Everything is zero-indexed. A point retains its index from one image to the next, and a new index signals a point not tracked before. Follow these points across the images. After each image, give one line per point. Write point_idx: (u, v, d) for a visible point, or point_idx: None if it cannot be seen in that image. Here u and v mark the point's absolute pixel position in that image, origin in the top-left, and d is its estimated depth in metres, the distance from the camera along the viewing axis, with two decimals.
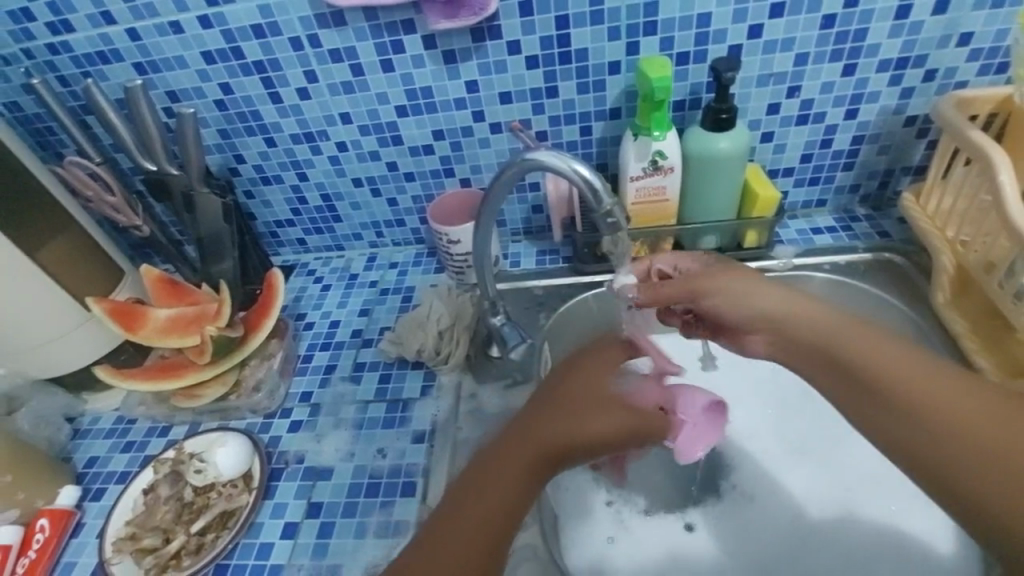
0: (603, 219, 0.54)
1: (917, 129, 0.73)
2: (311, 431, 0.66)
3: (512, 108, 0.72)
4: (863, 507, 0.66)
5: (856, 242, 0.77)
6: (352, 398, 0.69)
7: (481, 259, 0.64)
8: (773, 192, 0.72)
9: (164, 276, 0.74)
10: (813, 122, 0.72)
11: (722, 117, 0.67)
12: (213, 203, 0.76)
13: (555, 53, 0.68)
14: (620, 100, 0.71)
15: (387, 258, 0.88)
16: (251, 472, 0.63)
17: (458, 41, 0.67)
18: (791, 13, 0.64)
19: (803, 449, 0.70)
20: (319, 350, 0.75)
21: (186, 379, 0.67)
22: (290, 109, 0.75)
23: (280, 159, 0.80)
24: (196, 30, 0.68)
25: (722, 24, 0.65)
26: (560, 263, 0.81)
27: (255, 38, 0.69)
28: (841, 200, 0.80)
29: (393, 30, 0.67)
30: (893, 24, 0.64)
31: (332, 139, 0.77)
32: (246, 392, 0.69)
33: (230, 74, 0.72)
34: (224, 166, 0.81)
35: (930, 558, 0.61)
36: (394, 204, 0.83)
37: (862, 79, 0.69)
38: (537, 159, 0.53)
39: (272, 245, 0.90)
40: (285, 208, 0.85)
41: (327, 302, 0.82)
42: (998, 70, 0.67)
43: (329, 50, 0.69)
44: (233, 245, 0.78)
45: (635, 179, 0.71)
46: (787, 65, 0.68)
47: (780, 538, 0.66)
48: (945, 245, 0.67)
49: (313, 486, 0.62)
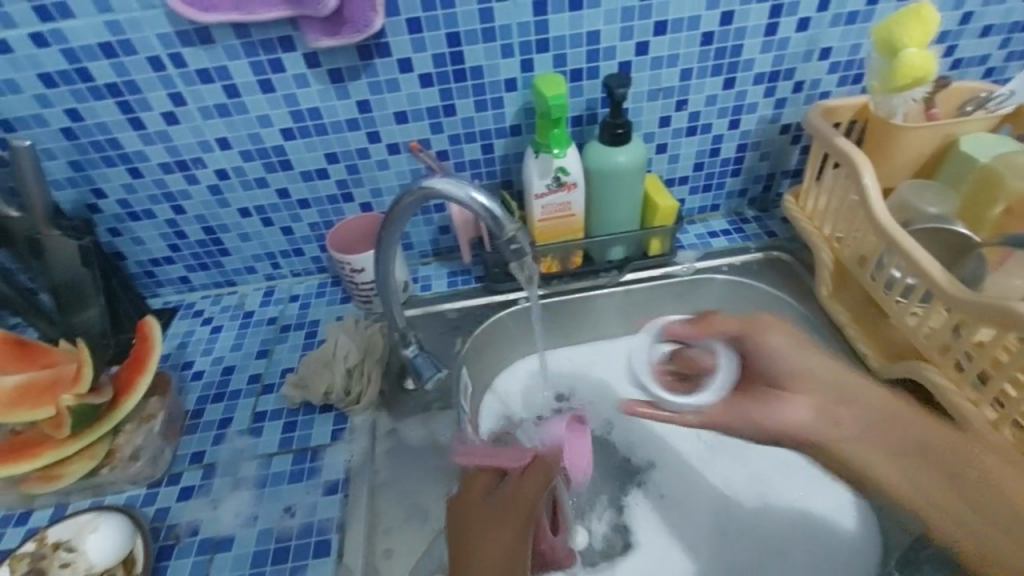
0: (506, 245, 0.52)
1: (791, 136, 0.78)
2: (206, 497, 0.59)
3: (409, 127, 0.69)
4: (774, 495, 0.69)
5: (748, 243, 0.82)
6: (252, 453, 0.62)
7: (385, 289, 0.60)
8: (671, 202, 0.74)
9: (10, 336, 0.63)
10: (701, 133, 0.76)
11: (619, 132, 0.68)
12: (68, 247, 0.65)
13: (448, 70, 0.65)
14: (518, 117, 0.70)
15: (286, 290, 0.81)
16: (133, 555, 0.54)
17: (343, 58, 0.63)
18: (673, 30, 0.66)
19: (715, 444, 0.73)
20: (211, 403, 0.67)
21: (41, 458, 0.57)
22: (155, 135, 0.66)
23: (149, 191, 0.71)
24: (29, 49, 0.59)
25: (611, 41, 0.66)
26: (472, 283, 0.78)
27: (104, 58, 0.60)
28: (732, 204, 0.85)
29: (269, 48, 0.61)
30: (764, 41, 0.69)
31: (210, 166, 0.70)
32: (122, 463, 0.60)
33: (77, 98, 0.63)
34: (80, 202, 0.71)
35: (836, 535, 0.65)
36: (289, 232, 0.77)
37: (741, 92, 0.73)
38: (432, 186, 0.51)
39: (149, 285, 0.80)
40: (161, 245, 0.76)
41: (218, 345, 0.74)
42: (855, 81, 0.74)
43: (196, 70, 0.62)
44: (99, 291, 0.69)
45: (540, 196, 0.70)
46: (674, 80, 0.70)
47: (704, 535, 0.67)
48: (824, 242, 0.72)
49: (210, 560, 0.55)
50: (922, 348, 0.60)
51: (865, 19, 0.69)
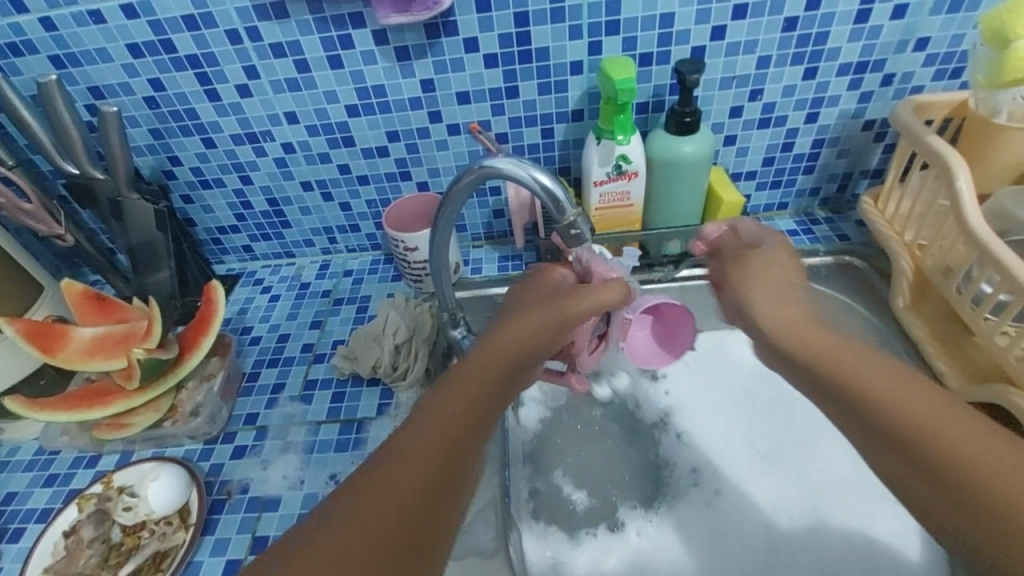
0: (565, 231, 0.51)
1: (875, 133, 0.73)
2: (257, 457, 0.62)
3: (470, 108, 0.69)
4: (831, 513, 0.65)
5: (817, 245, 0.77)
6: (302, 419, 0.64)
7: (438, 268, 0.60)
8: (737, 197, 0.70)
9: (89, 290, 0.67)
10: (775, 126, 0.72)
11: (687, 121, 0.65)
12: (144, 211, 0.69)
13: (514, 52, 0.64)
14: (582, 101, 0.68)
15: (341, 265, 0.83)
16: (188, 506, 0.57)
17: (411, 36, 0.63)
18: (754, 15, 0.62)
19: (768, 456, 0.69)
20: (266, 367, 0.70)
21: (111, 407, 0.61)
22: (229, 107, 0.69)
23: (220, 161, 0.74)
24: (120, 20, 0.62)
25: (685, 25, 0.63)
26: (523, 269, 0.77)
27: (187, 30, 0.63)
28: (802, 203, 0.80)
29: (340, 24, 0.62)
30: (853, 28, 0.64)
31: (277, 139, 0.72)
32: (183, 418, 0.63)
33: (161, 69, 0.66)
34: (157, 169, 0.75)
35: (899, 564, 0.61)
36: (347, 208, 0.78)
37: (823, 83, 0.68)
38: (494, 165, 0.50)
39: (215, 252, 0.84)
40: (228, 214, 0.79)
41: (275, 314, 0.77)
42: (953, 76, 0.68)
43: (270, 44, 0.64)
44: (169, 255, 0.72)
45: (599, 184, 0.68)
46: (750, 68, 0.66)
47: (754, 547, 0.65)
48: (904, 249, 0.67)
49: (257, 518, 0.57)
50: (1010, 370, 0.55)
51: (971, 7, 0.63)
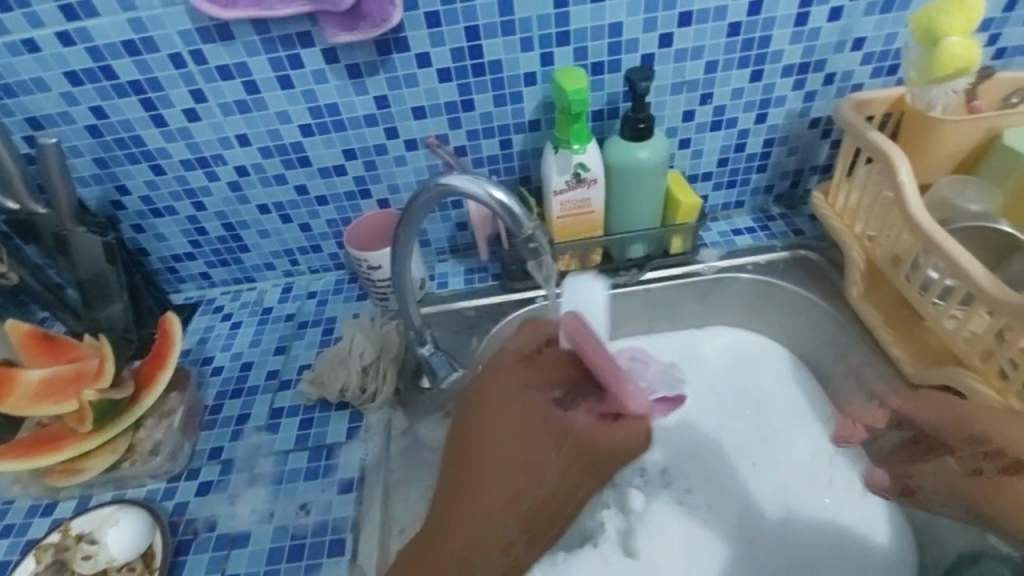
0: (525, 244, 0.51)
1: (821, 130, 0.75)
2: (223, 492, 0.60)
3: (426, 123, 0.69)
4: (801, 504, 0.67)
5: (774, 242, 0.78)
6: (269, 449, 0.62)
7: (401, 286, 0.59)
8: (694, 199, 0.72)
9: (36, 331, 0.64)
10: (727, 127, 0.73)
11: (641, 127, 0.66)
12: (92, 244, 0.66)
13: (467, 65, 0.64)
14: (538, 111, 0.69)
15: (304, 287, 0.81)
16: (152, 549, 0.55)
17: (361, 53, 0.62)
18: (699, 22, 0.64)
19: (738, 451, 0.71)
20: (230, 398, 0.68)
21: (64, 452, 0.58)
22: (177, 132, 0.67)
23: (171, 188, 0.72)
24: (56, 48, 0.60)
25: (633, 34, 0.64)
26: (489, 281, 0.77)
27: (128, 56, 0.61)
28: (758, 201, 0.82)
29: (288, 44, 0.61)
30: (794, 31, 0.66)
31: (230, 163, 0.70)
32: (142, 457, 0.61)
33: (103, 96, 0.63)
34: (105, 199, 0.72)
35: (868, 549, 0.63)
36: (307, 229, 0.77)
37: (769, 85, 0.70)
38: (450, 182, 0.50)
39: (171, 281, 0.81)
40: (182, 241, 0.77)
41: (237, 342, 0.75)
42: (890, 72, 0.71)
43: (217, 66, 0.62)
44: (121, 288, 0.70)
45: (559, 193, 0.69)
46: (699, 73, 0.68)
47: (728, 542, 0.66)
48: (855, 241, 0.70)
49: (226, 556, 0.55)
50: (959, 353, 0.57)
51: (902, 7, 0.66)
